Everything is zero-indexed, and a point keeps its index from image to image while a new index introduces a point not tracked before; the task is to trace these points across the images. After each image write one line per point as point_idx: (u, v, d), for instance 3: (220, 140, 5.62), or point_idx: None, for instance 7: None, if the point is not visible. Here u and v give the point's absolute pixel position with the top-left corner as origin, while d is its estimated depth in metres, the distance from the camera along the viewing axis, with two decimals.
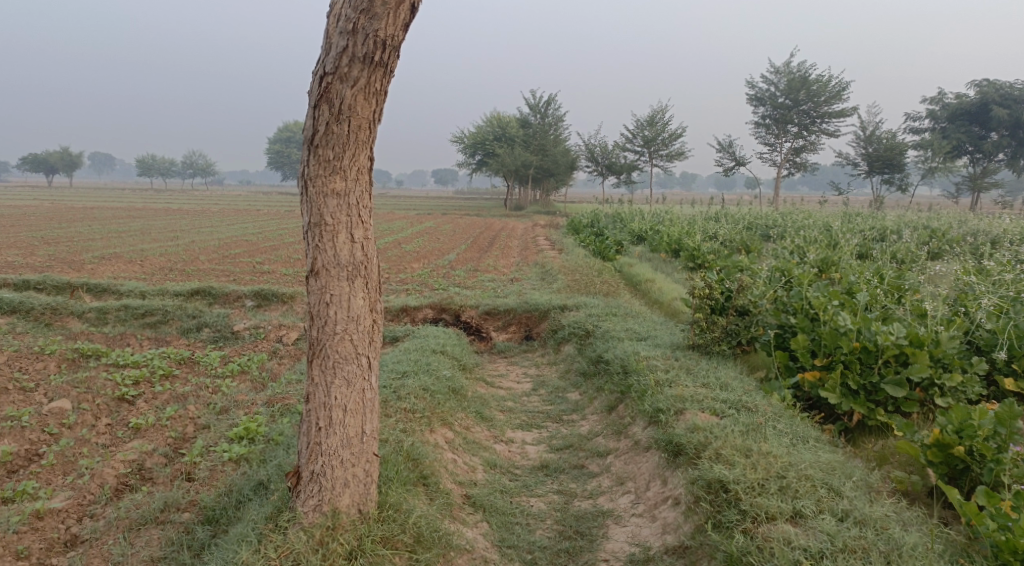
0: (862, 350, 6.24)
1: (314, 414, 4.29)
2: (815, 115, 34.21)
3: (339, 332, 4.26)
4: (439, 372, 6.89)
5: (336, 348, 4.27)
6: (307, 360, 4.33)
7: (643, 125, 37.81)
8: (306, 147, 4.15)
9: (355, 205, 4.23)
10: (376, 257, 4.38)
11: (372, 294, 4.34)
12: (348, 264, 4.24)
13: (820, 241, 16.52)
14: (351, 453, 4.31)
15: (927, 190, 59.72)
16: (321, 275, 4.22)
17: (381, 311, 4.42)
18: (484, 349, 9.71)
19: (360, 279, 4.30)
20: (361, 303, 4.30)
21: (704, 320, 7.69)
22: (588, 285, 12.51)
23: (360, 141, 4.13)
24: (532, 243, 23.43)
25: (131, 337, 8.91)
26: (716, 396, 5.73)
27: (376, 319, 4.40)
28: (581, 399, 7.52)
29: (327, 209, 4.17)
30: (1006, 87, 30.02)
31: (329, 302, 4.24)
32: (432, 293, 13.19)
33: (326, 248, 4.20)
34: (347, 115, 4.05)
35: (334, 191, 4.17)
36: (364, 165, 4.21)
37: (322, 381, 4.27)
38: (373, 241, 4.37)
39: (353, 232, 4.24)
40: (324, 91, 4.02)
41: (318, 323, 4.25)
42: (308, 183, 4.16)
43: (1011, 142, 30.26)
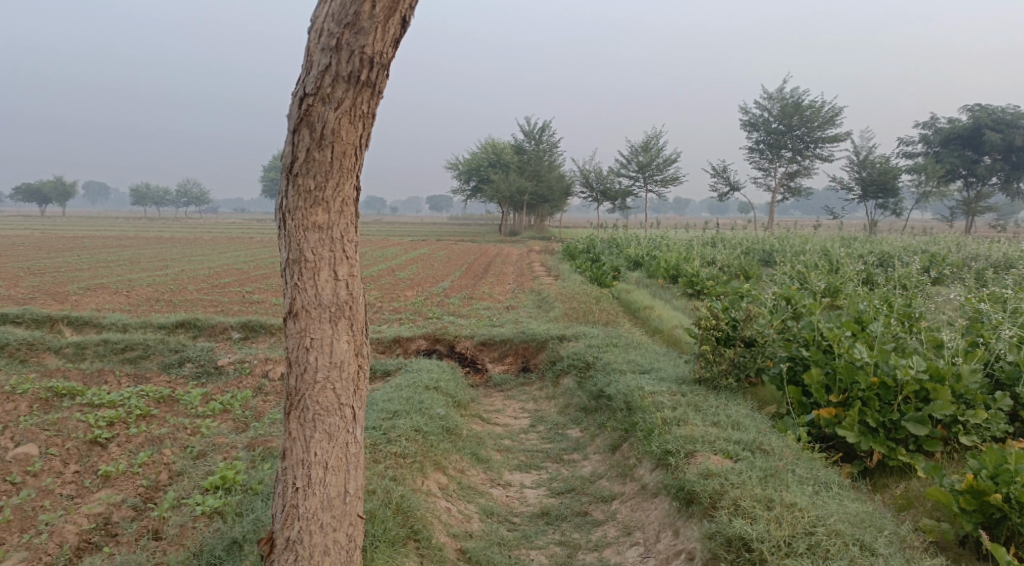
0: (881, 385, 5.89)
1: (291, 473, 3.95)
2: (809, 140, 34.15)
3: (320, 380, 3.94)
4: (432, 410, 6.49)
5: (317, 398, 3.94)
6: (285, 412, 4.00)
7: (638, 151, 37.73)
8: (285, 175, 3.84)
9: (338, 240, 3.92)
10: (362, 296, 4.07)
11: (357, 337, 4.02)
12: (330, 305, 3.93)
13: (820, 266, 16.23)
14: (332, 516, 3.97)
15: (921, 214, 59.71)
16: (300, 317, 3.90)
17: (366, 355, 4.11)
18: (479, 383, 9.32)
19: (344, 320, 3.99)
20: (345, 348, 3.99)
21: (711, 351, 7.34)
22: (586, 313, 12.16)
23: (344, 168, 3.83)
24: (527, 269, 23.08)
25: (109, 373, 8.48)
26: (728, 436, 5.36)
27: (361, 364, 4.08)
28: (582, 436, 7.13)
29: (307, 244, 3.86)
30: (998, 111, 29.96)
31: (309, 347, 3.92)
32: (425, 323, 12.82)
33: (306, 288, 3.89)
34: (330, 140, 3.75)
35: (315, 224, 3.86)
36: (349, 194, 3.91)
37: (300, 435, 3.94)
38: (359, 278, 4.07)
39: (336, 270, 3.93)
40: (304, 113, 3.72)
41: (296, 369, 3.93)
42: (287, 215, 3.85)
43: (1005, 165, 30.16)
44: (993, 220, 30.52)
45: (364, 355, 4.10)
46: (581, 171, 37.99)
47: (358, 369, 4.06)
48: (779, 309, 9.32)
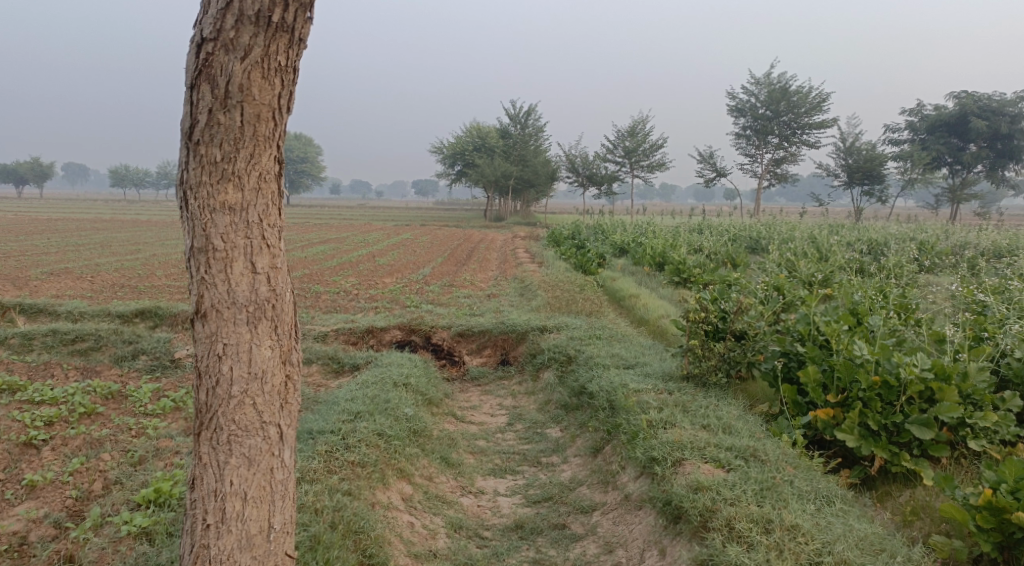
0: (883, 385, 5.42)
1: (202, 506, 3.57)
2: (796, 126, 33.76)
3: (237, 395, 3.56)
4: (399, 409, 6.00)
5: (233, 415, 3.56)
6: (194, 434, 3.62)
7: (624, 135, 37.22)
8: (185, 146, 3.46)
9: (254, 226, 3.56)
10: (287, 294, 3.71)
11: (280, 341, 3.66)
12: (247, 304, 3.55)
13: (809, 255, 15.83)
14: (252, 557, 3.60)
15: (907, 202, 59.52)
16: (210, 318, 3.52)
17: (294, 364, 3.75)
18: (456, 376, 8.80)
19: (265, 323, 3.62)
20: (268, 355, 3.62)
21: (700, 347, 6.85)
22: (569, 302, 11.68)
23: (258, 135, 3.47)
24: (511, 255, 22.57)
25: (55, 366, 7.89)
26: (720, 441, 4.89)
27: (288, 371, 3.72)
28: (562, 436, 6.66)
29: (216, 230, 3.49)
30: (985, 98, 29.55)
31: (221, 354, 3.54)
32: (402, 311, 12.29)
33: (216, 284, 3.51)
34: (238, 100, 3.39)
35: (225, 205, 3.49)
36: (265, 168, 3.54)
37: (212, 462, 3.56)
38: (283, 272, 3.70)
39: (254, 262, 3.56)
40: (204, 64, 3.35)
41: (207, 381, 3.55)
42: (189, 193, 3.46)
43: (990, 153, 29.86)
44: (978, 208, 30.22)
45: (290, 362, 3.73)
46: (567, 156, 37.42)
47: (284, 379, 3.69)
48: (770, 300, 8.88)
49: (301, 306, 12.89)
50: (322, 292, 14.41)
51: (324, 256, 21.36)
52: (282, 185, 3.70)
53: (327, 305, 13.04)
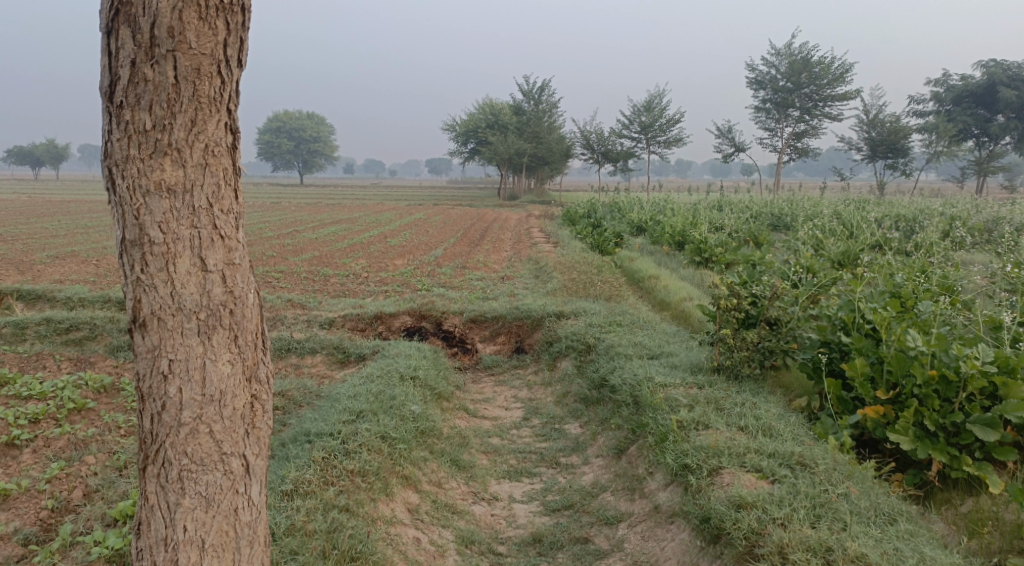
0: (939, 380, 4.89)
1: (153, 552, 3.22)
2: (817, 98, 32.77)
3: (190, 421, 3.20)
4: (406, 407, 5.55)
5: (184, 448, 3.19)
6: (140, 466, 3.26)
7: (640, 111, 36.40)
8: (107, 114, 3.09)
9: (203, 215, 3.17)
10: (249, 296, 3.32)
11: (241, 354, 3.29)
12: (197, 309, 3.17)
13: (836, 233, 15.16)
14: None
15: (931, 177, 58.28)
16: (151, 328, 3.15)
17: (261, 381, 3.38)
18: (468, 366, 8.32)
19: (221, 334, 3.24)
20: (227, 371, 3.25)
21: (734, 338, 6.30)
22: (586, 285, 11.15)
23: (199, 96, 3.11)
24: (525, 235, 22.01)
25: (47, 358, 7.48)
26: (759, 446, 4.38)
27: (252, 390, 3.34)
28: (581, 434, 6.19)
29: (152, 219, 3.11)
30: (1014, 68, 28.63)
31: (167, 373, 3.17)
32: (413, 295, 11.83)
33: (156, 286, 3.13)
34: (167, 48, 3.02)
35: (161, 187, 3.10)
36: (210, 138, 3.16)
37: (160, 502, 3.20)
38: (242, 269, 3.32)
39: (204, 258, 3.18)
40: (122, 4, 3.00)
41: (152, 405, 3.18)
42: (116, 172, 3.08)
43: (1019, 124, 28.85)
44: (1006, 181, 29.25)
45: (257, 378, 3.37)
46: (583, 132, 36.65)
47: (249, 401, 3.33)
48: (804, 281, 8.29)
49: (309, 290, 12.46)
50: (331, 275, 13.97)
51: (335, 238, 20.91)
52: (238, 160, 3.31)
53: (335, 289, 12.59)
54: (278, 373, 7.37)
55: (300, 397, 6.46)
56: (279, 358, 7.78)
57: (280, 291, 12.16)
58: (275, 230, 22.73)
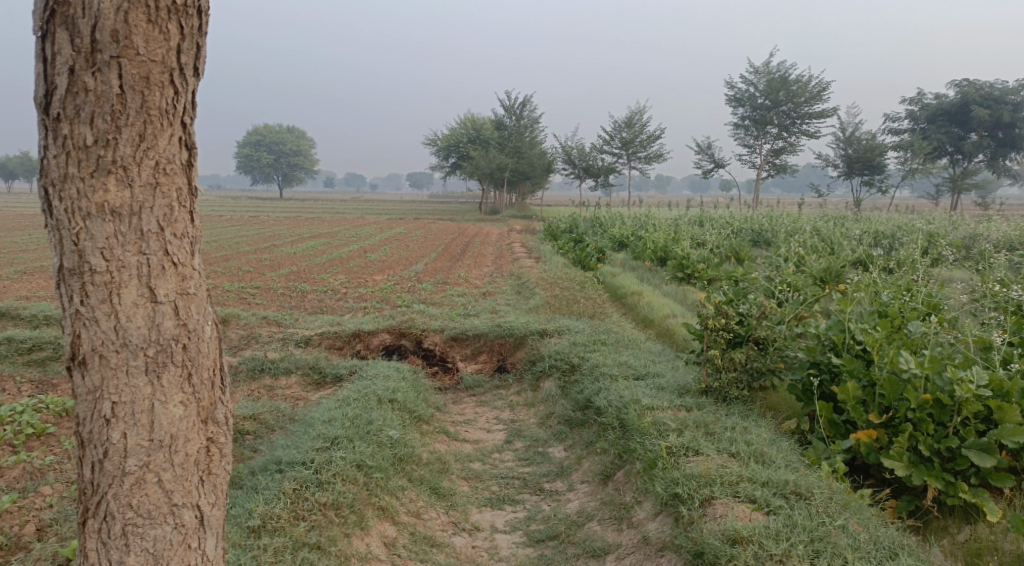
0: (934, 403, 4.75)
1: None
2: (796, 116, 33.03)
3: (138, 467, 3.01)
4: (384, 432, 5.34)
5: (129, 499, 3.01)
6: (80, 517, 3.06)
7: (621, 126, 36.49)
8: (43, 130, 2.89)
9: (153, 240, 2.98)
10: (204, 329, 3.14)
11: (195, 394, 3.11)
12: (145, 344, 2.98)
13: (817, 249, 15.13)
14: None
15: (908, 194, 58.96)
16: (92, 365, 2.96)
17: (218, 422, 3.20)
18: (449, 385, 8.09)
19: (173, 371, 3.05)
20: (179, 412, 3.06)
21: (722, 359, 6.12)
22: (569, 302, 10.99)
23: (148, 108, 2.92)
24: (507, 250, 21.85)
25: (7, 380, 7.15)
26: (752, 473, 4.22)
27: (208, 433, 3.17)
28: (566, 458, 5.99)
29: (94, 245, 2.91)
30: (986, 87, 28.95)
31: (110, 417, 2.98)
32: (393, 312, 11.59)
33: (97, 319, 2.93)
34: (112, 54, 2.83)
35: (105, 209, 2.91)
36: (161, 155, 2.97)
37: (101, 558, 3.01)
38: (196, 299, 3.13)
39: (153, 287, 2.99)
40: (59, 3, 2.80)
41: (92, 452, 2.99)
42: (53, 194, 2.89)
43: (992, 142, 29.22)
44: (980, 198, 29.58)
45: (213, 419, 3.19)
46: (564, 147, 36.67)
47: (204, 444, 3.15)
48: (790, 299, 8.17)
49: (286, 306, 12.18)
50: (309, 291, 13.70)
51: (313, 252, 20.63)
52: (194, 178, 3.13)
53: (313, 305, 12.32)
54: (251, 395, 7.10)
55: (273, 420, 6.21)
56: (252, 379, 7.51)
57: (256, 307, 11.88)
58: (252, 245, 22.39)
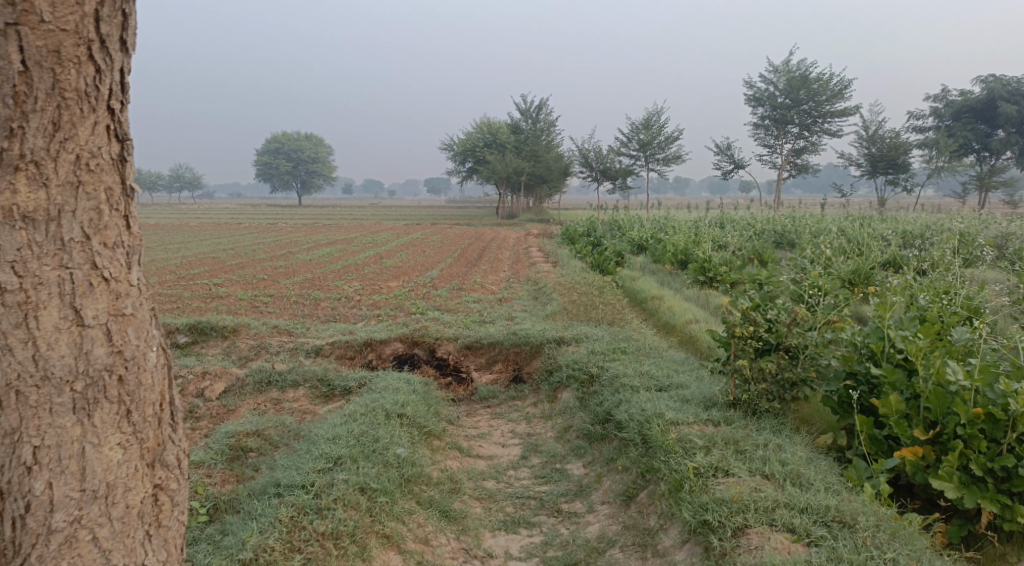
0: (986, 418, 4.36)
1: None
2: (816, 115, 32.45)
3: (71, 520, 3.08)
4: (392, 449, 5.04)
5: (64, 556, 3.06)
6: None
7: (638, 128, 36.07)
8: None
9: (82, 253, 3.13)
10: (142, 361, 3.30)
11: (136, 433, 3.26)
12: (74, 376, 3.09)
13: (843, 250, 14.65)
14: None
15: (933, 193, 57.86)
16: (10, 400, 3.00)
17: (164, 466, 3.38)
18: (462, 397, 7.78)
19: (109, 411, 3.19)
20: (117, 455, 3.19)
21: (754, 370, 5.73)
22: (587, 308, 10.63)
23: (62, 89, 3.06)
24: (525, 255, 21.52)
25: None
26: (789, 498, 3.90)
27: (155, 480, 3.33)
28: (585, 476, 5.66)
29: (5, 258, 3.00)
30: (1013, 82, 28.18)
31: (31, 465, 3.02)
32: (407, 320, 11.32)
33: (16, 349, 3.01)
34: (13, 23, 2.96)
35: (30, 240, 3.03)
36: (82, 147, 3.12)
37: None
38: (129, 326, 3.28)
39: (80, 312, 3.11)
40: None
41: (13, 506, 2.99)
42: None
43: (1019, 139, 28.43)
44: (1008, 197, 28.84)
45: (162, 462, 3.37)
46: (581, 150, 36.30)
47: (150, 492, 3.32)
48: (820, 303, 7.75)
49: (298, 315, 11.92)
50: (322, 298, 13.46)
51: (329, 259, 20.44)
52: (121, 174, 3.29)
53: (325, 313, 12.06)
54: (257, 409, 6.82)
55: (277, 436, 5.91)
56: (259, 392, 7.20)
57: (268, 316, 11.63)
58: (268, 252, 22.24)
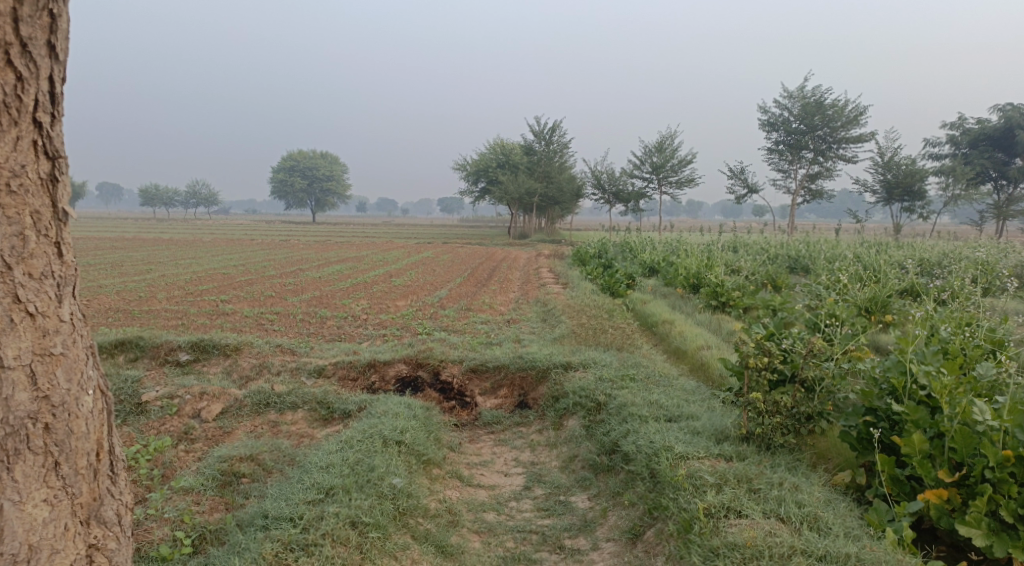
0: (1017, 461, 4.14)
1: None
2: (832, 140, 32.21)
3: None
4: (388, 479, 4.84)
5: None
6: None
7: (651, 151, 35.95)
8: None
9: (3, 285, 3.31)
10: (74, 409, 3.49)
11: (66, 488, 3.44)
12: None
13: (859, 277, 14.35)
14: None
15: (950, 219, 57.23)
16: None
17: (99, 523, 3.57)
18: (466, 422, 7.56)
19: (37, 464, 3.37)
20: (46, 513, 3.38)
21: (768, 404, 5.47)
22: (596, 332, 10.40)
23: None
24: (535, 276, 21.31)
25: None
26: (805, 544, 3.78)
27: (91, 539, 3.53)
28: (590, 510, 5.42)
29: None
30: None
31: None
32: (413, 341, 11.13)
33: None
34: None
35: None
36: (4, 163, 3.32)
37: None
38: (61, 370, 3.46)
39: (3, 356, 3.29)
40: None
41: None
42: None
43: None
44: None
45: (99, 518, 3.57)
46: (594, 172, 36.19)
47: (86, 552, 3.51)
48: (836, 332, 7.50)
49: (303, 333, 11.74)
50: (329, 317, 13.29)
51: (339, 277, 20.32)
52: (51, 198, 3.48)
53: (331, 333, 11.89)
54: (254, 432, 6.62)
55: (271, 461, 5.71)
56: (257, 414, 6.99)
57: (272, 335, 11.46)
58: (278, 269, 22.17)
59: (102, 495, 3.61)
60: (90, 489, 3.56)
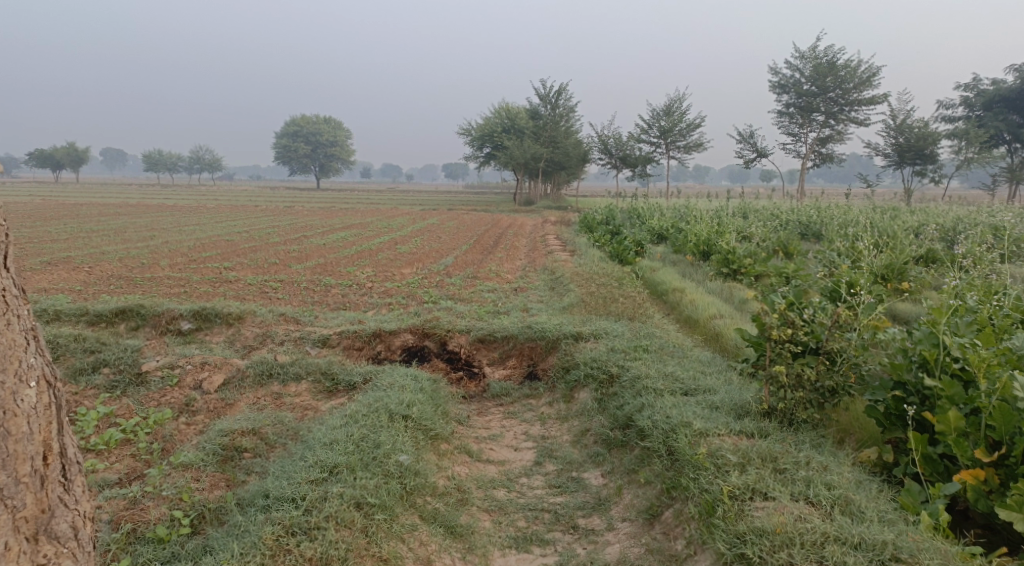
0: None
1: None
2: (844, 103, 31.56)
3: None
4: (395, 456, 4.66)
5: None
6: None
7: (660, 115, 35.33)
8: None
9: None
10: (13, 411, 3.30)
11: (8, 500, 3.22)
12: None
13: (874, 242, 14.01)
14: None
15: (961, 184, 56.40)
16: None
17: (48, 538, 3.30)
18: (474, 394, 7.35)
19: None
20: None
21: (792, 377, 5.24)
22: (606, 301, 10.13)
23: None
24: (541, 242, 21.01)
25: None
26: (838, 531, 3.65)
27: (41, 555, 3.28)
28: (604, 488, 5.23)
29: None
30: None
31: None
32: (419, 309, 10.91)
33: None
34: None
35: None
36: None
37: None
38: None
39: None
40: None
41: None
42: None
43: None
44: None
45: (50, 533, 3.32)
46: (600, 136, 35.64)
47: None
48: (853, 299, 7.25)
49: (308, 302, 11.52)
50: (333, 284, 13.06)
51: (343, 243, 20.04)
52: None
53: (335, 301, 11.67)
54: (256, 404, 6.42)
55: (274, 436, 5.51)
56: (259, 385, 6.77)
57: (275, 303, 11.23)
58: (282, 235, 21.94)
59: (53, 507, 3.35)
60: (39, 501, 3.32)
